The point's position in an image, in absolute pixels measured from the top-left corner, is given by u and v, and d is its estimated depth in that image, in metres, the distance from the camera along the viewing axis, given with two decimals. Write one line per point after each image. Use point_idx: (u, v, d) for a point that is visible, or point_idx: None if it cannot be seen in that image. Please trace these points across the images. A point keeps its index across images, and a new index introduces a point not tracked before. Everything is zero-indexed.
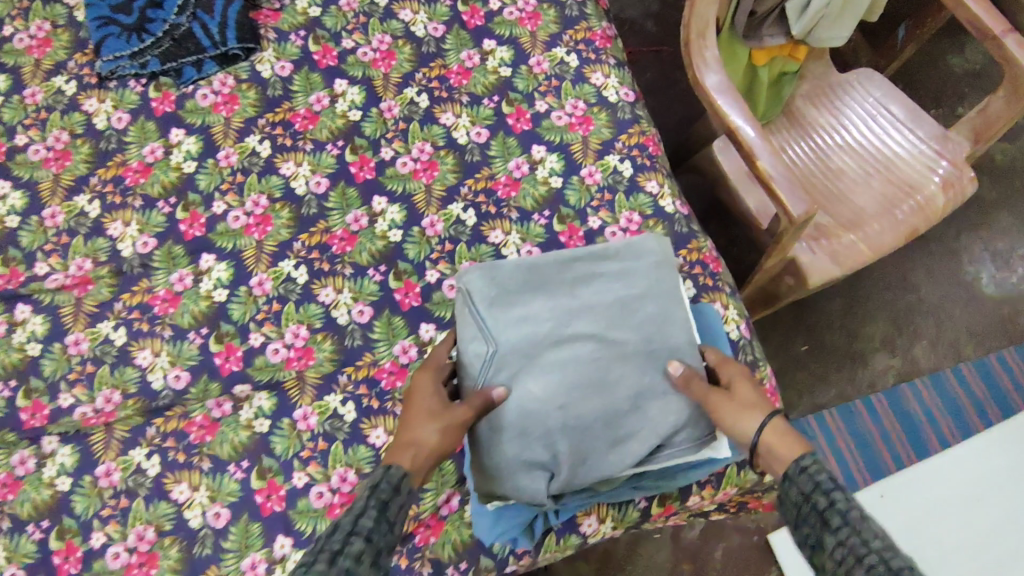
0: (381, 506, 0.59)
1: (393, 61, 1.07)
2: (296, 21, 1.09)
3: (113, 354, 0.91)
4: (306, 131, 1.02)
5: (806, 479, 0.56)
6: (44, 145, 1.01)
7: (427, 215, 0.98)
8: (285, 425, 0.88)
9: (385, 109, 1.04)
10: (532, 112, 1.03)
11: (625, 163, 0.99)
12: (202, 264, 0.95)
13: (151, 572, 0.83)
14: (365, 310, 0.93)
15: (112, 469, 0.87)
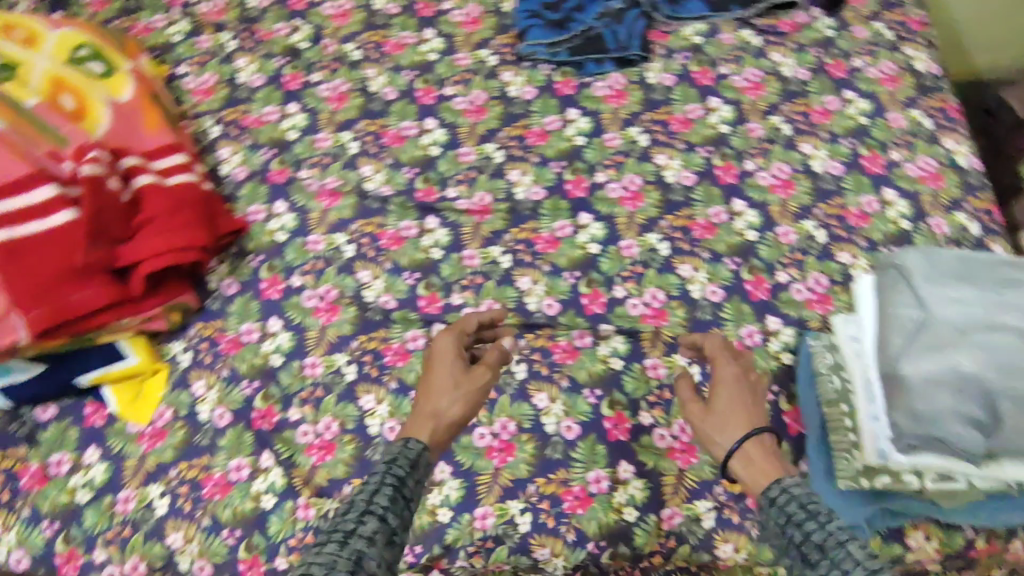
0: (396, 484, 0.81)
1: (486, 216, 1.34)
2: (415, 155, 1.42)
3: (342, 388, 1.21)
4: (389, 250, 1.32)
5: (778, 511, 0.80)
6: (265, 208, 1.40)
7: (574, 283, 1.26)
8: (465, 465, 1.13)
9: (477, 218, 1.34)
10: (588, 181, 1.35)
11: (670, 276, 1.26)
12: (422, 344, 1.24)
13: (324, 549, 1.10)
14: (528, 350, 1.16)
15: (307, 505, 1.14)
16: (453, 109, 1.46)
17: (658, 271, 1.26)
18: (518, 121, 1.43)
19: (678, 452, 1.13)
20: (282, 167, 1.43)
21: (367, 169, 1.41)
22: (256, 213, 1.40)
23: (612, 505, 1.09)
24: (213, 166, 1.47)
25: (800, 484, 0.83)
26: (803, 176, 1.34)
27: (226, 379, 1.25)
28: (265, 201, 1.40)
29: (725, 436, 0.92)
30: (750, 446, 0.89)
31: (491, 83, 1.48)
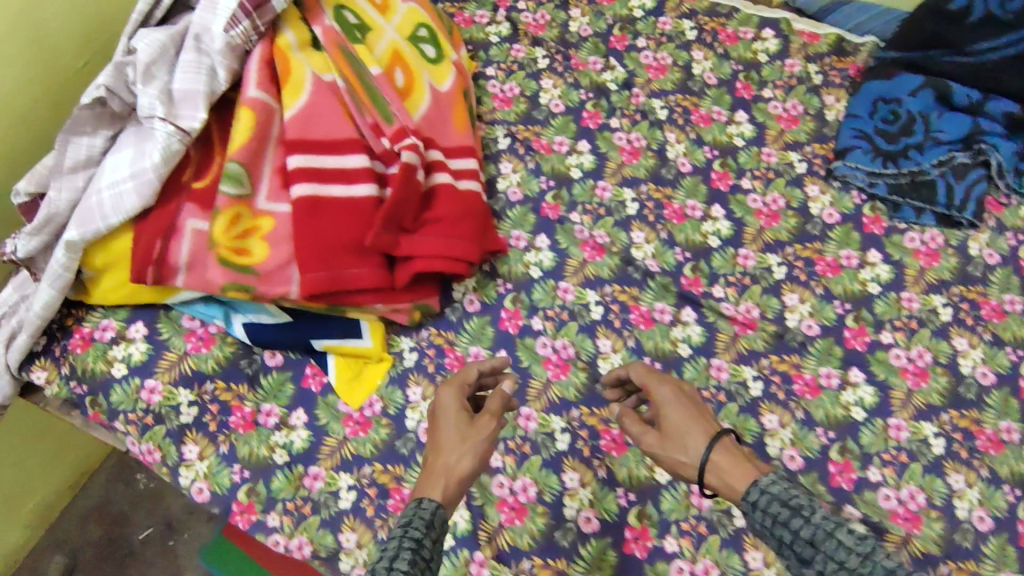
0: (414, 548, 0.58)
1: (635, 160, 1.07)
2: (595, 81, 1.14)
3: (394, 371, 0.91)
4: (537, 154, 1.08)
5: (763, 513, 0.61)
6: None
7: (661, 301, 0.97)
8: (429, 455, 0.86)
9: (601, 187, 1.05)
10: (735, 182, 1.05)
11: (838, 347, 0.94)
12: (498, 358, 0.93)
13: (251, 520, 0.83)
14: (567, 348, 0.93)
15: (273, 412, 0.88)
16: (637, 60, 1.16)
17: (831, 337, 0.94)
18: (695, 95, 1.13)
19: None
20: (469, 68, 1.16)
21: (547, 82, 1.14)
22: None
23: (658, 569, 0.80)
24: None
25: (780, 480, 0.63)
26: (951, 252, 1.00)
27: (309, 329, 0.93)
28: None
29: (694, 439, 0.69)
30: (715, 453, 0.67)
31: (681, 54, 1.17)
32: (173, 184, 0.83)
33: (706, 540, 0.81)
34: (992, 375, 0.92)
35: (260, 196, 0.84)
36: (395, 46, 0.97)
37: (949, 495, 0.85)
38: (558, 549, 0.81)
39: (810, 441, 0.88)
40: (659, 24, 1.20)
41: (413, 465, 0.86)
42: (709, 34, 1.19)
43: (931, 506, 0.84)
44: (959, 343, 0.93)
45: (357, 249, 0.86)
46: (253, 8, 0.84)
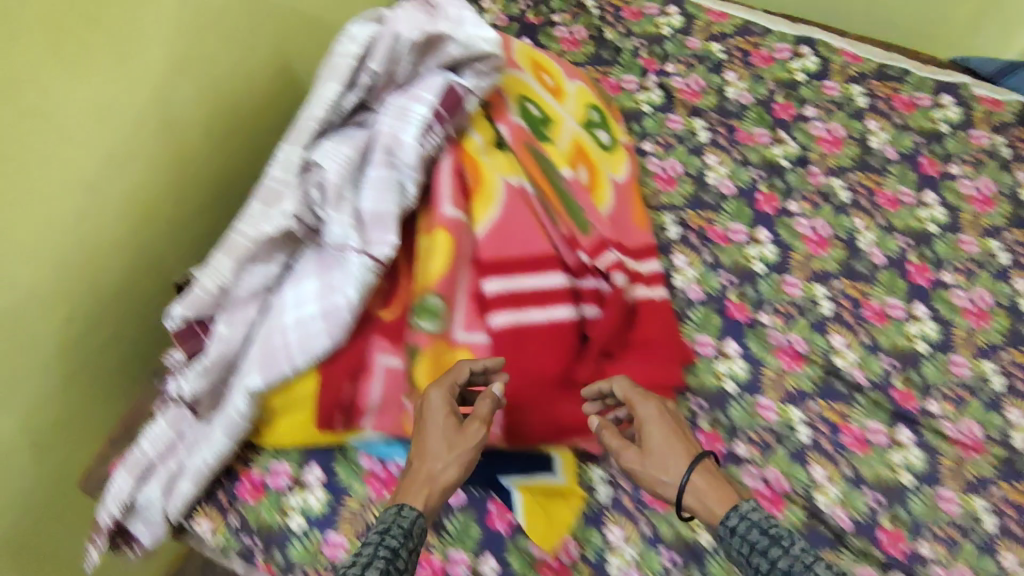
0: (390, 557, 0.56)
1: (823, 251, 0.97)
2: (765, 157, 1.04)
3: (586, 507, 0.81)
4: (714, 244, 0.98)
5: (741, 540, 0.61)
6: None
7: (872, 419, 0.88)
8: None
9: (789, 284, 0.95)
10: (935, 275, 0.96)
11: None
12: None
13: None
14: (780, 478, 0.84)
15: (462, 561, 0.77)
16: (807, 132, 1.06)
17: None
18: (875, 173, 1.03)
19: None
20: None
21: (712, 158, 1.04)
22: None
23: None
24: None
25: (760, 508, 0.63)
26: None
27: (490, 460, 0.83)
28: None
29: (676, 462, 0.67)
30: (699, 475, 0.66)
31: (854, 125, 1.06)
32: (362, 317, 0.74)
33: None
34: None
35: (457, 326, 0.74)
36: (578, 138, 0.87)
37: None
38: None
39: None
40: (826, 89, 1.09)
41: None
42: (882, 102, 1.08)
43: None
44: None
45: (563, 383, 0.77)
46: (448, 114, 0.74)
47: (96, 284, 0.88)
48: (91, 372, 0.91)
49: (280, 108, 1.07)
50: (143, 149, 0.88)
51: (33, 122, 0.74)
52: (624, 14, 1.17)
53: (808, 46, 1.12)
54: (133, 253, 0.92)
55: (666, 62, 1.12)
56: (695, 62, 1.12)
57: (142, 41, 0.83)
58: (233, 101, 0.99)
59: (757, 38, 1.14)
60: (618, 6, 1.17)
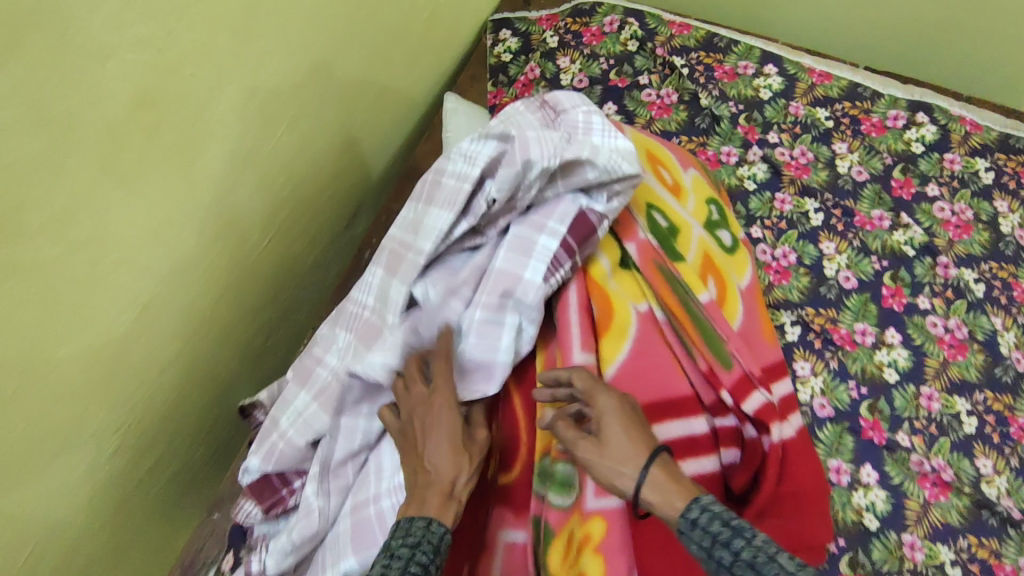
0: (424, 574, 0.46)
1: (961, 356, 0.87)
2: (888, 245, 0.93)
3: None
4: (839, 349, 0.87)
5: (699, 535, 0.46)
6: None
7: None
8: None
9: (926, 395, 0.85)
10: None
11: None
12: None
13: None
14: None
15: None
16: (931, 214, 0.95)
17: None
18: (1011, 262, 0.92)
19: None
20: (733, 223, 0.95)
21: (829, 246, 0.93)
22: None
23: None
24: None
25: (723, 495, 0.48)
26: None
27: None
28: None
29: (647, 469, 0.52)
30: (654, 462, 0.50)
31: (982, 205, 0.96)
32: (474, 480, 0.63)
33: None
34: None
35: (587, 491, 0.60)
36: (704, 245, 0.77)
37: None
38: None
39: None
40: (946, 163, 0.98)
41: None
42: (1010, 177, 0.98)
43: None
44: None
45: None
46: (577, 244, 0.65)
47: (146, 413, 0.74)
48: (140, 504, 0.78)
49: (346, 185, 0.94)
50: (198, 260, 0.73)
51: (83, 248, 0.59)
52: (716, 73, 1.06)
53: (924, 113, 1.02)
54: (186, 370, 0.77)
55: (768, 130, 1.02)
56: (800, 131, 1.01)
57: (202, 139, 0.67)
58: (295, 190, 0.84)
59: (866, 104, 1.03)
60: (710, 64, 1.07)
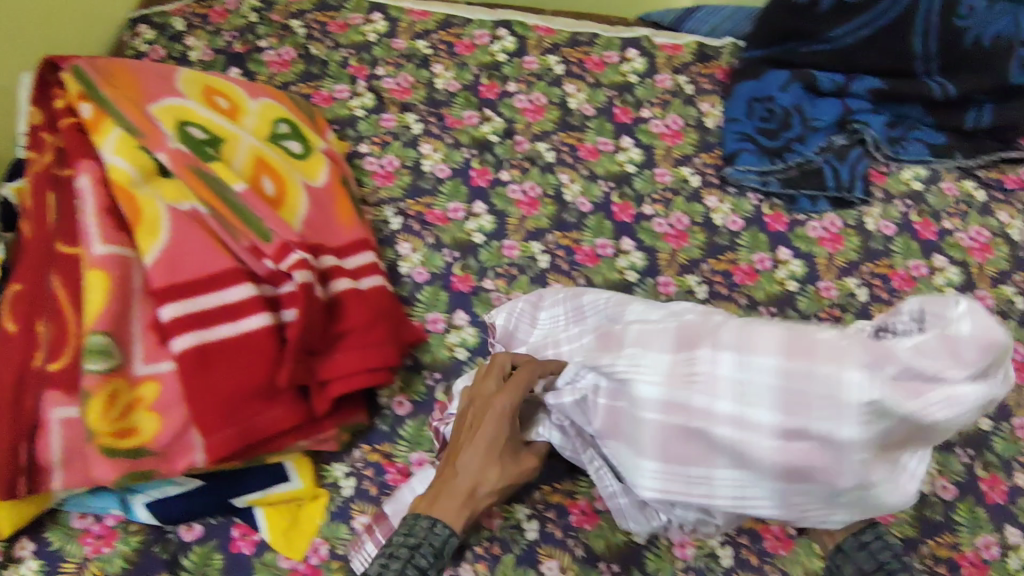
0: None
1: (684, 243, 1.04)
2: (612, 169, 1.10)
3: (521, 547, 0.84)
4: (583, 266, 1.02)
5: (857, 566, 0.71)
6: (379, 160, 1.09)
7: None
8: None
9: (662, 283, 1.01)
10: (790, 217, 1.06)
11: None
12: None
13: None
14: None
15: None
16: (649, 132, 1.13)
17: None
18: (718, 148, 1.12)
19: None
20: (485, 168, 1.09)
21: (564, 177, 1.09)
22: (460, 204, 1.06)
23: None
24: (336, 108, 1.13)
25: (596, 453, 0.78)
26: (1000, 241, 1.06)
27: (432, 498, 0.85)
28: (408, 189, 1.07)
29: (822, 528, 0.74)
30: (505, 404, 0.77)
31: (688, 111, 1.15)
32: (238, 412, 0.76)
33: None
34: None
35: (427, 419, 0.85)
36: (256, 152, 0.90)
37: None
38: None
39: (954, 466, 0.91)
40: (658, 83, 1.17)
41: None
42: (706, 80, 1.18)
43: None
44: None
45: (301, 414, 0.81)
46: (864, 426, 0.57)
47: None
48: None
49: None
50: None
51: None
52: (457, 48, 1.19)
53: (634, 48, 1.20)
54: None
55: (507, 83, 1.16)
56: (535, 80, 1.17)
57: None
58: None
59: (585, 47, 1.20)
60: (451, 41, 1.20)
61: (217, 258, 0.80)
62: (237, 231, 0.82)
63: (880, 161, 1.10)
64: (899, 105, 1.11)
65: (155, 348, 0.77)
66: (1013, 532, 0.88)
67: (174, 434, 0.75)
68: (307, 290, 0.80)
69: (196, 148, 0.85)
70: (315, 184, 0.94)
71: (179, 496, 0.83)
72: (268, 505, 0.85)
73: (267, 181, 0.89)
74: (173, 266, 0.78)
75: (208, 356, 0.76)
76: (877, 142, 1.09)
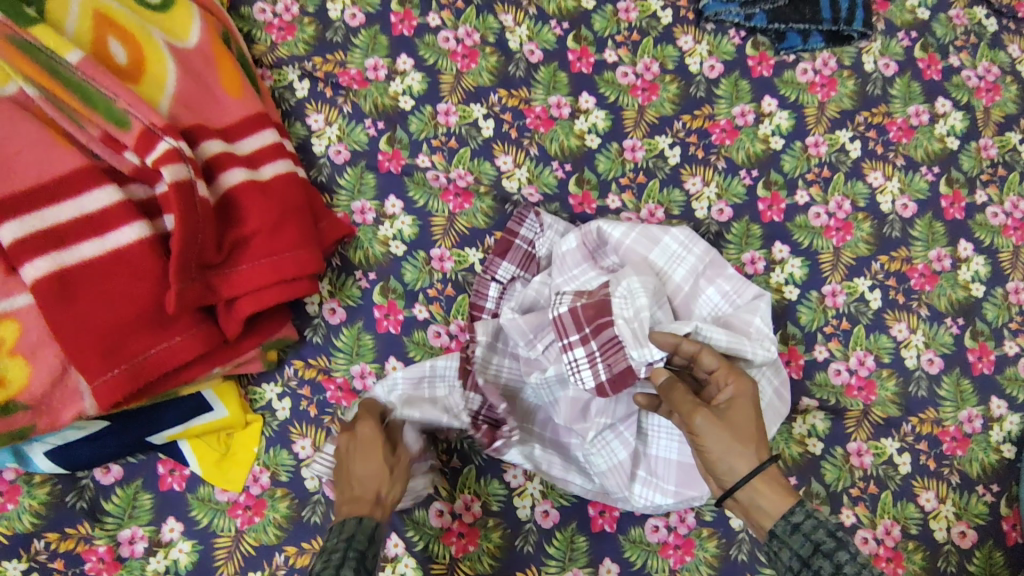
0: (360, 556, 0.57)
1: (654, 97, 0.87)
2: (565, 6, 0.89)
3: (482, 456, 0.78)
4: (535, 132, 0.85)
5: (805, 539, 0.55)
6: (273, 8, 0.86)
7: (749, 250, 0.84)
8: (570, 530, 0.77)
9: (629, 148, 0.86)
10: (777, 59, 0.90)
11: (940, 221, 0.86)
12: (777, 252, 0.84)
13: (469, 548, 0.75)
14: (757, 259, 0.84)
15: (470, 501, 0.77)
16: None
17: (930, 212, 0.86)
18: None
19: (885, 539, 0.77)
20: (409, 11, 0.87)
21: (508, 18, 0.88)
22: (380, 60, 0.85)
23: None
24: None
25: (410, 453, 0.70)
26: (1010, 79, 0.92)
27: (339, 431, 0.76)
28: (314, 41, 0.85)
29: (744, 458, 0.59)
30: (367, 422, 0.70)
31: None
32: (125, 347, 0.64)
33: (880, 499, 0.78)
34: None
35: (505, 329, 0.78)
36: (94, 7, 0.69)
37: None
38: (738, 565, 0.76)
39: (942, 337, 0.83)
40: None
41: (547, 559, 0.75)
42: None
43: None
44: None
45: (208, 336, 0.68)
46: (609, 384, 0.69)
47: None
48: None
49: None
50: None
51: None
52: None
53: None
54: None
55: None
56: None
57: None
58: None
59: None
60: None
61: (60, 154, 0.64)
62: (83, 118, 0.66)
63: None
64: None
65: (3, 278, 0.63)
66: (998, 404, 0.82)
67: (48, 380, 0.63)
68: (182, 189, 0.65)
69: (9, 9, 0.65)
70: (183, 44, 0.73)
71: (84, 440, 0.71)
72: (194, 436, 0.75)
73: (114, 46, 0.69)
74: (4, 171, 0.62)
75: (70, 282, 0.63)
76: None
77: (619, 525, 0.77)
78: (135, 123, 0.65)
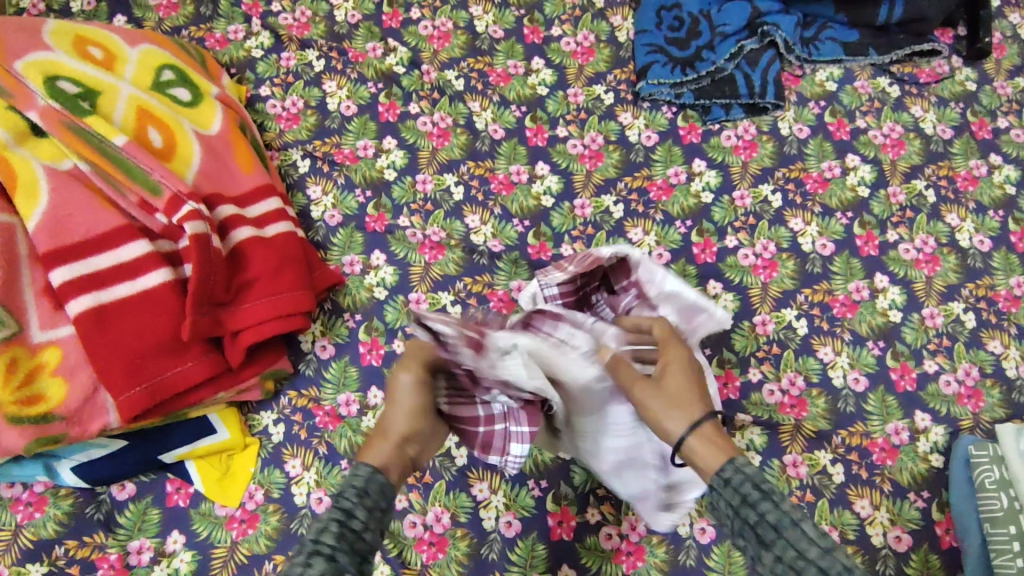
0: (344, 519, 0.52)
1: (599, 163, 1.03)
2: (523, 93, 1.07)
3: (452, 473, 0.88)
4: (498, 195, 1.01)
5: (733, 490, 0.57)
6: (282, 103, 1.05)
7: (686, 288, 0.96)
8: (531, 539, 0.85)
9: (579, 206, 1.00)
10: (704, 129, 1.05)
11: (856, 258, 0.98)
12: (711, 289, 0.96)
13: (439, 555, 0.84)
14: None
15: (441, 513, 0.86)
16: (560, 51, 1.10)
17: (846, 250, 0.98)
18: (630, 64, 1.10)
19: None
20: (393, 102, 1.05)
21: (475, 104, 1.06)
22: (369, 141, 1.03)
23: None
24: (233, 50, 1.08)
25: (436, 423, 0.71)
26: (913, 136, 1.06)
27: (325, 452, 0.87)
28: (315, 128, 1.04)
29: (675, 419, 0.65)
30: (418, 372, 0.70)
31: (600, 26, 1.13)
32: (145, 371, 0.77)
33: (817, 506, 0.85)
34: (988, 241, 1.00)
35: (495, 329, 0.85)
36: (138, 103, 0.87)
37: (996, 360, 0.93)
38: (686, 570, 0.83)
39: (865, 358, 0.93)
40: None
41: (508, 565, 0.83)
42: None
43: (986, 376, 0.92)
44: (952, 220, 1.01)
45: (215, 364, 0.82)
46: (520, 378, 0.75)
47: None
48: None
49: None
50: None
51: None
52: None
53: None
54: None
55: (410, 10, 1.13)
56: (439, 4, 1.13)
57: None
58: None
59: None
60: None
61: (104, 215, 0.80)
62: (122, 186, 0.82)
63: (792, 64, 1.10)
64: (810, 5, 1.11)
65: (51, 313, 0.78)
66: (923, 417, 0.90)
67: (81, 397, 0.76)
68: (200, 241, 0.80)
69: (68, 103, 0.82)
70: (208, 132, 0.91)
71: (106, 457, 0.83)
72: (198, 456, 0.86)
73: (152, 133, 0.87)
74: (59, 228, 0.78)
75: (105, 316, 0.77)
76: (788, 44, 1.08)
77: (576, 534, 0.85)
78: (165, 190, 0.82)
